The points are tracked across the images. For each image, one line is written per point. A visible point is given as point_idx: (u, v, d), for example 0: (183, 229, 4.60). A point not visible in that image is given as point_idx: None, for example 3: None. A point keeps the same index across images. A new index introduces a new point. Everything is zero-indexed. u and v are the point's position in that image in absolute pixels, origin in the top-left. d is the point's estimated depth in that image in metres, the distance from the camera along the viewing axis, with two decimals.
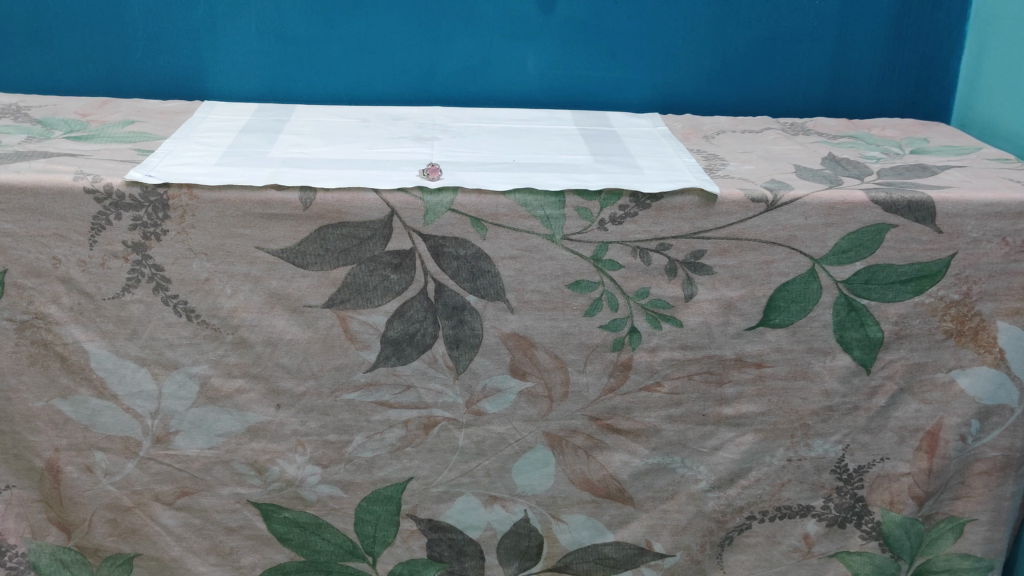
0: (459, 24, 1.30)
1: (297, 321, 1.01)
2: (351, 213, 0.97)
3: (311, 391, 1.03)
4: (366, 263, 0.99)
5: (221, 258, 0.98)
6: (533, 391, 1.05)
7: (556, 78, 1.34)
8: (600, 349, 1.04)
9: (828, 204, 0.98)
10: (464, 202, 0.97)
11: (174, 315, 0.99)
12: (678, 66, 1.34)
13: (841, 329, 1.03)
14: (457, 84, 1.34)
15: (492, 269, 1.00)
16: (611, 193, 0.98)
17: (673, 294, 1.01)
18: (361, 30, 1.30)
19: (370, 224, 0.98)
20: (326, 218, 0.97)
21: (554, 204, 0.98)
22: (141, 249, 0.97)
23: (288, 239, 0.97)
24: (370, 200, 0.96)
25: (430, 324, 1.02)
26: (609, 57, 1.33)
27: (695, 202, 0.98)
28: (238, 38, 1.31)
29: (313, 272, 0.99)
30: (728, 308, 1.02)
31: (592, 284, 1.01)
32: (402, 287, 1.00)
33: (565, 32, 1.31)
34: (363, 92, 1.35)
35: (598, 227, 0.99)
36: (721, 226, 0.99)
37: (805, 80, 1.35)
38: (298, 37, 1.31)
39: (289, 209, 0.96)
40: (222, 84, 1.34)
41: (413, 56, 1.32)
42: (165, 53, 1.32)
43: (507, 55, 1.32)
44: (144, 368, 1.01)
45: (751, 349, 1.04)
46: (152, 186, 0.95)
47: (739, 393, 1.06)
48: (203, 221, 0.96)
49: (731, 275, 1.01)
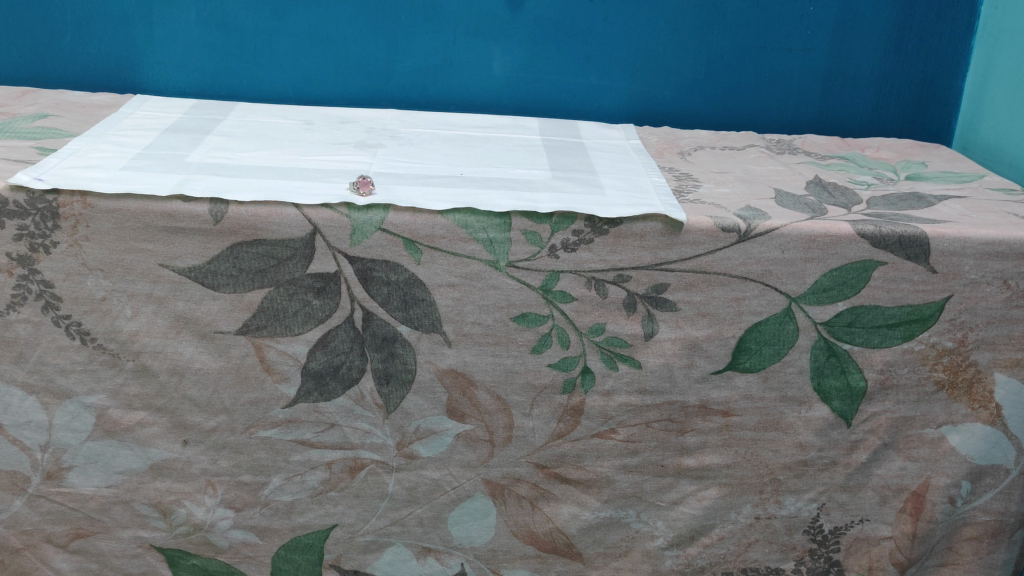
0: (420, 20, 1.17)
1: (206, 349, 0.89)
2: (268, 229, 0.85)
3: (222, 427, 0.92)
4: (285, 285, 0.88)
5: (120, 276, 0.86)
6: (473, 435, 0.94)
7: (525, 82, 1.22)
8: (549, 390, 0.92)
9: (808, 236, 0.87)
10: (397, 221, 0.86)
11: (65, 338, 0.88)
12: (657, 74, 1.22)
13: (819, 376, 0.92)
14: (416, 86, 1.22)
15: (427, 297, 0.88)
16: (564, 216, 0.86)
17: (631, 331, 0.90)
18: (311, 22, 1.17)
19: (290, 243, 0.86)
20: (239, 235, 0.85)
21: (498, 226, 0.86)
22: (28, 262, 0.85)
23: (196, 256, 0.86)
24: (290, 215, 0.85)
25: (357, 356, 0.90)
26: (582, 61, 1.21)
27: (659, 230, 0.87)
28: (176, 27, 1.17)
29: (224, 295, 0.87)
30: (692, 348, 0.91)
31: (540, 318, 0.89)
32: (325, 314, 0.89)
33: (535, 32, 1.19)
34: (312, 92, 1.22)
35: (549, 254, 0.87)
36: (688, 258, 0.88)
37: (796, 92, 1.23)
38: (241, 29, 1.17)
39: (197, 223, 0.85)
40: (158, 77, 1.20)
41: (368, 53, 1.20)
42: (95, 41, 1.18)
43: (472, 56, 1.20)
44: (32, 397, 0.90)
45: (717, 395, 0.93)
46: (39, 192, 0.83)
47: (702, 443, 0.95)
48: (99, 233, 0.85)
49: (697, 313, 0.90)
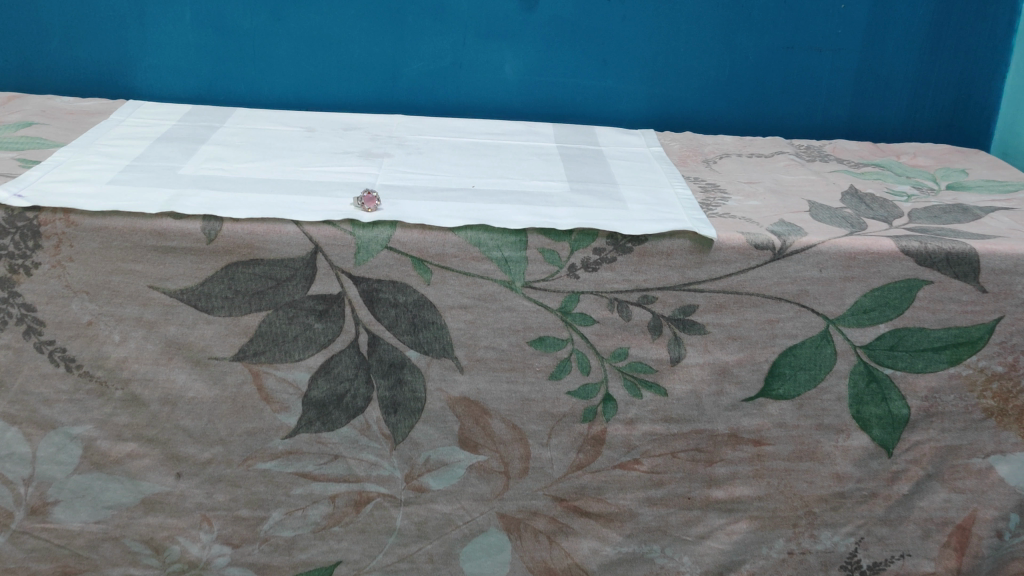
0: (428, 21, 1.11)
1: (201, 376, 0.83)
2: (265, 248, 0.79)
3: (218, 459, 0.86)
4: (284, 308, 0.81)
5: (107, 299, 0.80)
6: (486, 466, 0.88)
7: (539, 86, 1.16)
8: (568, 418, 0.86)
9: (848, 254, 0.81)
10: (405, 239, 0.79)
11: (49, 365, 0.82)
12: (679, 77, 1.16)
13: (859, 403, 0.85)
14: (424, 90, 1.16)
15: (437, 319, 0.82)
16: (584, 233, 0.80)
17: (656, 356, 0.84)
18: (313, 24, 1.11)
19: (289, 263, 0.80)
20: (234, 254, 0.79)
21: (514, 244, 0.80)
22: (8, 284, 0.79)
23: (188, 277, 0.80)
24: (290, 233, 0.79)
25: (362, 383, 0.84)
26: (599, 63, 1.15)
27: (686, 248, 0.81)
28: (170, 29, 1.11)
29: (218, 318, 0.81)
30: (722, 374, 0.85)
31: (559, 342, 0.83)
32: (328, 338, 0.82)
33: (549, 33, 1.12)
34: (315, 97, 1.16)
35: (568, 274, 0.81)
36: (718, 278, 0.82)
37: (825, 95, 1.17)
38: (239, 30, 1.11)
39: (190, 241, 0.79)
40: (153, 83, 1.14)
41: (374, 56, 1.13)
42: (85, 43, 1.12)
43: (483, 58, 1.14)
44: (14, 428, 0.84)
45: (748, 423, 0.86)
46: (19, 209, 0.77)
47: (732, 474, 0.88)
48: (84, 253, 0.78)
49: (727, 336, 0.84)
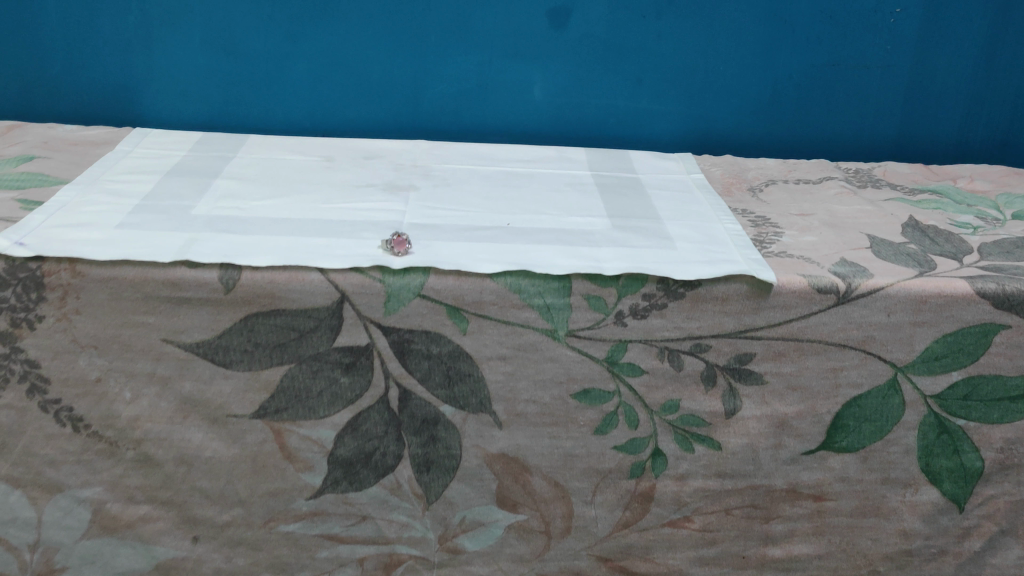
0: (453, 42, 1.05)
1: (218, 435, 0.77)
2: (288, 298, 0.73)
3: (237, 521, 0.80)
4: (308, 362, 0.75)
5: (117, 353, 0.74)
6: (525, 526, 0.82)
7: (570, 108, 1.10)
8: (614, 475, 0.80)
9: (918, 297, 0.74)
10: (439, 286, 0.73)
11: (55, 425, 0.76)
12: (717, 97, 1.10)
13: (928, 456, 0.79)
14: (448, 114, 1.09)
15: (474, 372, 0.76)
16: (632, 278, 0.74)
17: (710, 408, 0.78)
18: (331, 45, 1.04)
19: (313, 312, 0.74)
20: (254, 304, 0.73)
21: (556, 291, 0.74)
22: (10, 339, 0.73)
23: (204, 329, 0.74)
24: (314, 281, 0.72)
25: (393, 440, 0.78)
26: (634, 83, 1.08)
27: (743, 292, 0.75)
28: (179, 54, 1.04)
29: (237, 373, 0.75)
30: (780, 427, 0.79)
31: (605, 394, 0.77)
32: (355, 393, 0.76)
33: (581, 52, 1.06)
34: (333, 123, 1.10)
35: (615, 321, 0.75)
36: (777, 324, 0.75)
37: (873, 114, 1.11)
38: (252, 53, 1.04)
39: (205, 292, 0.72)
40: (161, 110, 1.07)
41: (396, 79, 1.07)
42: (89, 68, 1.05)
43: (511, 79, 1.07)
44: (18, 491, 0.78)
45: (808, 478, 0.80)
46: (21, 259, 0.71)
47: (790, 531, 0.82)
48: (92, 305, 0.72)
49: (787, 386, 0.77)
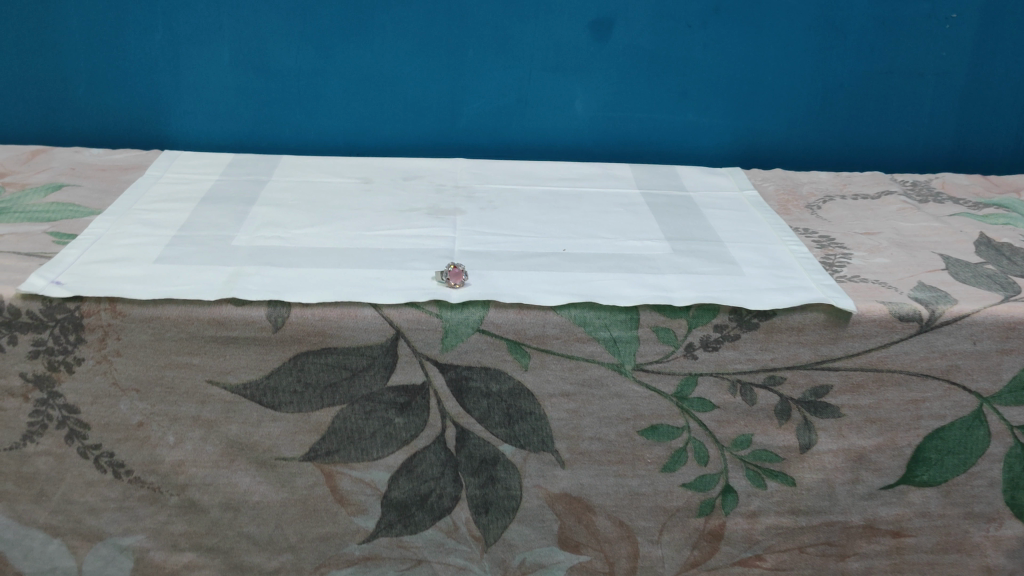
0: (491, 56, 1.00)
1: (267, 479, 0.73)
2: (340, 335, 0.69)
3: (287, 567, 0.77)
4: (360, 402, 0.71)
5: (160, 396, 0.70)
6: (589, 567, 0.79)
7: (613, 121, 1.05)
8: (682, 513, 0.77)
9: (1006, 324, 0.70)
10: (500, 320, 0.69)
11: (95, 472, 0.72)
12: (766, 108, 1.05)
13: (1014, 488, 0.76)
14: (487, 130, 1.05)
15: (536, 410, 0.72)
16: (703, 309, 0.70)
17: (784, 443, 0.74)
18: (365, 61, 1.00)
19: (366, 350, 0.70)
20: (304, 343, 0.69)
21: (623, 323, 0.70)
22: (47, 384, 0.69)
23: (251, 369, 0.70)
24: (368, 317, 0.68)
25: (449, 482, 0.74)
26: (679, 96, 1.04)
27: (821, 321, 0.70)
28: (207, 73, 1.00)
29: (286, 415, 0.71)
30: (858, 461, 0.75)
31: (673, 430, 0.73)
32: (410, 434, 0.72)
33: (624, 64, 1.02)
34: (367, 141, 1.05)
35: (685, 354, 0.71)
36: (856, 354, 0.71)
37: (927, 123, 1.07)
38: (283, 71, 1.00)
39: (253, 330, 0.68)
40: (190, 131, 1.03)
41: (432, 95, 1.03)
42: (114, 89, 1.01)
43: (551, 93, 1.03)
44: (58, 540, 0.75)
45: (887, 513, 0.77)
46: (58, 300, 0.67)
47: (866, 568, 0.79)
48: (134, 346, 0.68)
49: (866, 419, 0.73)
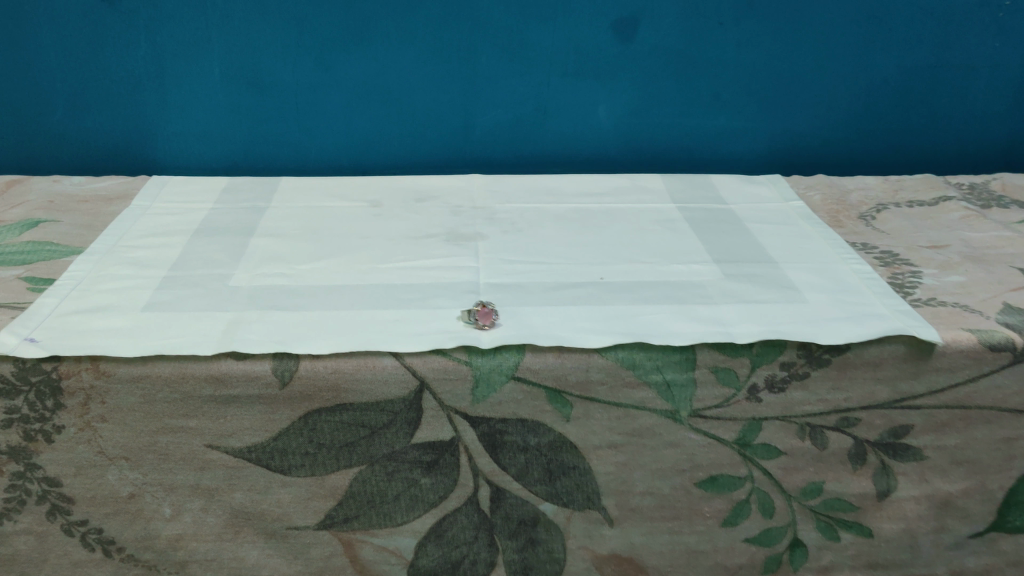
0: (506, 61, 0.92)
1: (277, 550, 0.66)
2: (356, 389, 0.61)
3: None
4: (381, 463, 0.63)
5: (153, 464, 0.61)
6: None
7: (639, 128, 0.97)
8: (745, 570, 0.69)
9: None
10: (537, 367, 0.61)
11: (83, 551, 0.64)
12: (806, 109, 0.97)
13: None
14: (503, 142, 0.97)
15: (580, 464, 0.64)
16: (768, 345, 0.62)
17: (859, 490, 0.66)
18: (369, 72, 0.92)
19: (387, 405, 0.61)
20: (316, 399, 0.61)
21: (677, 365, 0.62)
22: (23, 456, 0.60)
23: (256, 431, 0.61)
24: (387, 368, 0.60)
25: (484, 546, 0.66)
26: (711, 99, 0.96)
27: (901, 355, 0.62)
28: (197, 91, 0.91)
29: (298, 480, 0.63)
30: (943, 507, 0.67)
31: (735, 481, 0.65)
32: (438, 496, 0.64)
33: (651, 66, 0.93)
34: (375, 158, 0.97)
35: (747, 397, 0.63)
36: (940, 391, 0.63)
37: (980, 120, 0.99)
38: (280, 85, 0.91)
39: (257, 388, 0.60)
40: (180, 154, 0.95)
41: (443, 106, 0.94)
42: (96, 111, 0.92)
43: (572, 101, 0.95)
44: None
45: (973, 562, 0.69)
46: (32, 361, 0.58)
47: None
48: (121, 410, 0.60)
49: (952, 461, 0.65)
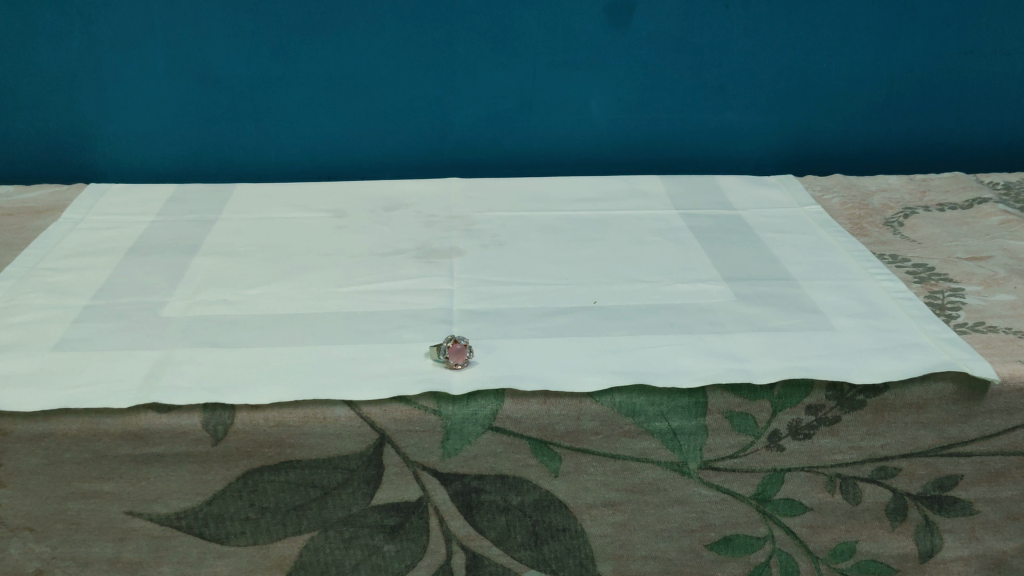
0: (487, 50, 0.82)
1: None
2: (304, 444, 0.51)
3: None
4: (336, 528, 0.53)
5: (64, 536, 0.52)
6: None
7: (635, 125, 0.87)
8: None
9: None
10: (520, 414, 0.51)
11: None
12: (821, 101, 0.87)
13: None
14: (484, 141, 0.87)
15: (571, 525, 0.55)
16: (791, 385, 0.52)
17: (899, 550, 0.56)
18: (332, 64, 0.82)
19: (341, 461, 0.52)
20: (256, 457, 0.51)
21: (684, 409, 0.52)
22: None
23: (186, 495, 0.52)
24: (340, 419, 0.50)
25: None
26: (715, 91, 0.86)
27: (949, 394, 0.53)
28: (140, 87, 0.81)
29: (236, 550, 0.53)
30: (995, 568, 0.58)
31: (752, 542, 0.56)
32: (405, 565, 0.55)
33: (649, 54, 0.84)
34: (342, 161, 0.87)
35: (767, 445, 0.54)
36: (994, 435, 0.54)
37: (1013, 111, 0.90)
38: (233, 80, 0.82)
39: (185, 444, 0.50)
40: (123, 159, 0.85)
41: (417, 101, 0.84)
42: (27, 111, 0.82)
43: (561, 94, 0.85)
44: None
45: None
46: None
47: None
48: (22, 474, 0.50)
49: (1006, 515, 0.56)
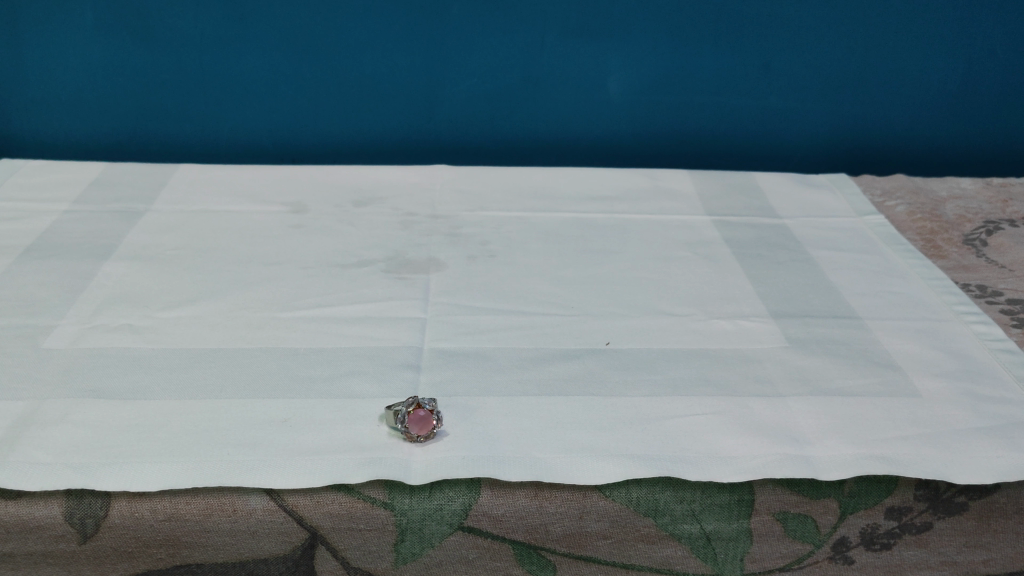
0: (485, 13, 0.68)
1: None
2: (205, 547, 0.38)
3: None
4: None
5: None
6: None
7: (659, 107, 0.73)
8: None
9: None
10: (501, 512, 0.38)
11: None
12: (882, 86, 0.73)
13: None
14: (477, 122, 0.73)
15: None
16: (868, 482, 0.39)
17: None
18: (297, 23, 0.67)
19: (257, 566, 0.39)
20: (141, 559, 0.38)
21: (723, 509, 0.39)
22: None
23: None
24: (254, 514, 0.37)
25: None
26: (758, 70, 0.72)
27: None
28: (64, 43, 0.67)
29: None
30: None
31: None
32: None
33: (681, 24, 0.69)
34: (309, 140, 0.73)
35: (829, 558, 0.40)
36: None
37: None
38: (177, 39, 0.67)
39: (43, 541, 0.37)
40: (47, 129, 0.71)
41: (400, 71, 0.70)
42: None
43: (572, 68, 0.71)
44: None
45: None
46: None
47: None
48: None
49: None
